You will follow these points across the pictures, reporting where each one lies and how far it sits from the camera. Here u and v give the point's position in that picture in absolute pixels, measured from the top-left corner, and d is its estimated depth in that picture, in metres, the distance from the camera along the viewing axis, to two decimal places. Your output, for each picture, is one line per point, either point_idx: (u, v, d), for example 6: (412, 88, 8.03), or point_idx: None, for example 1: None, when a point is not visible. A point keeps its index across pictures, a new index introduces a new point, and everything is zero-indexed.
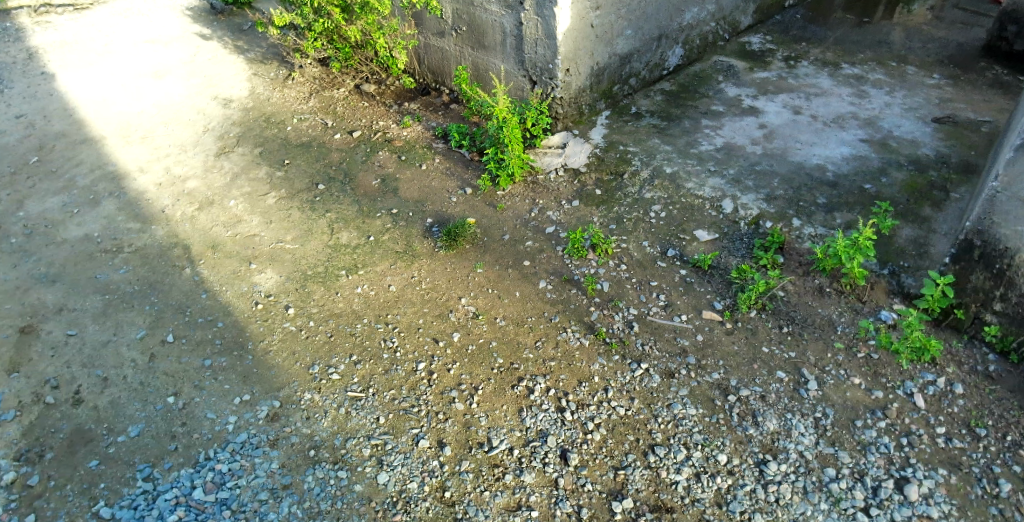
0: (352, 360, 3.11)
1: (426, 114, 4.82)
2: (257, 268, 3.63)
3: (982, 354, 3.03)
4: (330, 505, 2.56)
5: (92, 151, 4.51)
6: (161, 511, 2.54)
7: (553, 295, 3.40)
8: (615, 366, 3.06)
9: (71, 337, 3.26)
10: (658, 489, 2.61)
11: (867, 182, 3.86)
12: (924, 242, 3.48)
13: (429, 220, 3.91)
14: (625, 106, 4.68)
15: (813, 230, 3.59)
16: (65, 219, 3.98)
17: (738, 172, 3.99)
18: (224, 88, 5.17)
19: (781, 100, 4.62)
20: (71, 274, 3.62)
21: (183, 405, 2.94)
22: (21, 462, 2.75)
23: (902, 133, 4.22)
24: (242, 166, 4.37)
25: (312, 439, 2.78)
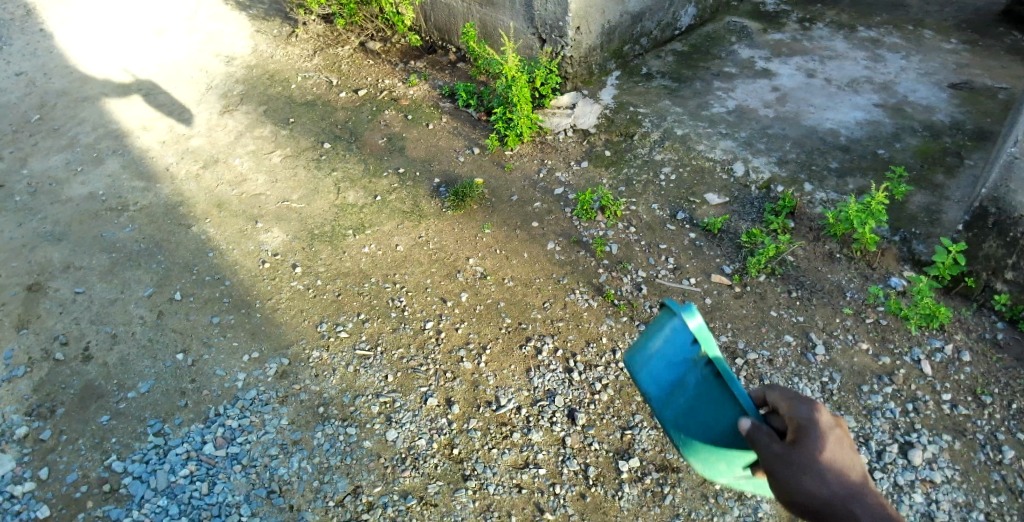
0: (360, 319, 3.11)
1: (433, 73, 4.73)
2: (263, 227, 3.61)
3: (991, 322, 3.02)
4: (340, 461, 2.59)
5: (95, 109, 4.46)
6: (172, 465, 2.58)
7: (562, 257, 3.38)
8: (623, 327, 3.05)
9: (79, 295, 3.26)
10: (664, 449, 2.63)
11: (880, 148, 3.80)
12: (937, 208, 3.44)
13: (436, 179, 3.87)
14: (636, 67, 4.59)
15: (825, 195, 3.54)
16: (69, 176, 3.95)
17: (750, 135, 3.93)
18: (227, 45, 5.08)
19: (795, 62, 4.52)
20: (77, 232, 3.60)
21: (193, 362, 2.95)
22: (33, 417, 2.78)
23: (917, 99, 4.14)
24: (246, 124, 4.32)
25: (321, 397, 2.80)
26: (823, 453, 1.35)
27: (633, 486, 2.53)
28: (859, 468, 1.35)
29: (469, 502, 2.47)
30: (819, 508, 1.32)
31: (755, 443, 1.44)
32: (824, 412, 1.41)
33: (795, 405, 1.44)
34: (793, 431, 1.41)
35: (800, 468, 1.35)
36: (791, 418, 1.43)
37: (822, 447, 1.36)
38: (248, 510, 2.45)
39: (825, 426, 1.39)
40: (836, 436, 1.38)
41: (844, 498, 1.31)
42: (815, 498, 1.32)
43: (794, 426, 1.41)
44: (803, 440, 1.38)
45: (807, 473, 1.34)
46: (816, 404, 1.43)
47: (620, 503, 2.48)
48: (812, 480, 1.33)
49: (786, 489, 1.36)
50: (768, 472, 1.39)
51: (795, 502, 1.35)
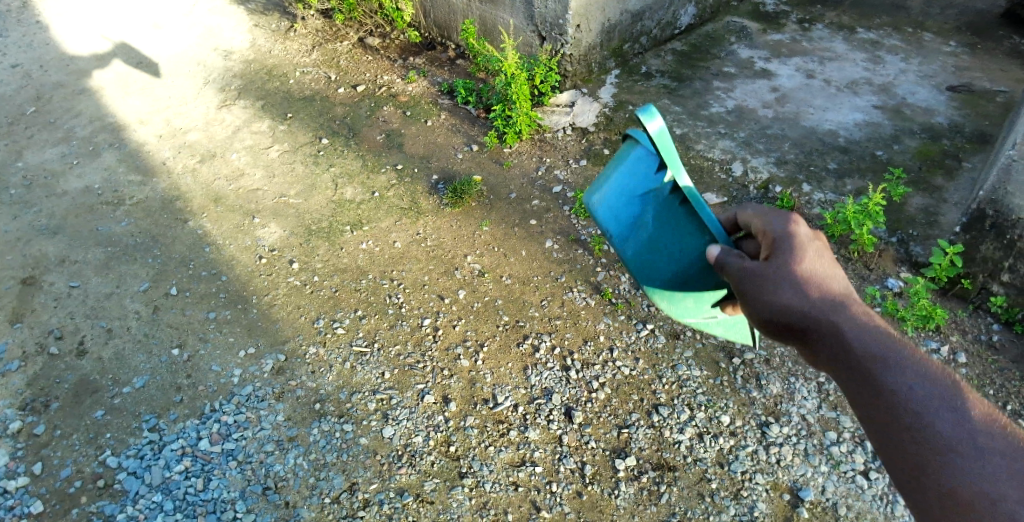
0: (357, 315, 3.10)
1: (432, 69, 4.72)
2: (260, 223, 3.59)
3: (987, 324, 3.03)
4: (336, 458, 2.58)
5: (91, 102, 4.43)
6: (167, 461, 2.57)
7: (560, 255, 3.38)
8: (621, 326, 3.05)
9: (74, 289, 3.25)
10: (661, 447, 2.63)
11: (878, 149, 3.80)
12: (935, 210, 3.45)
13: (435, 176, 3.86)
14: (635, 66, 4.59)
15: (823, 196, 3.55)
16: (65, 169, 3.93)
17: (749, 135, 3.93)
18: (225, 39, 5.06)
19: (795, 63, 4.52)
20: (72, 225, 3.58)
21: (188, 357, 2.94)
22: (27, 411, 2.76)
23: (916, 101, 4.14)
24: (244, 119, 4.30)
25: (318, 393, 2.79)
26: (799, 263, 1.43)
27: (629, 485, 2.53)
28: (835, 273, 1.43)
29: (466, 499, 2.47)
30: (798, 315, 1.39)
31: (729, 266, 1.52)
32: (798, 224, 1.50)
33: (769, 220, 1.53)
34: (769, 247, 1.50)
35: (776, 275, 1.43)
36: (765, 235, 1.53)
37: (795, 254, 1.44)
38: (243, 507, 2.45)
39: (799, 236, 1.47)
40: (811, 246, 1.46)
41: (821, 302, 1.38)
42: (793, 302, 1.40)
43: (769, 240, 1.50)
44: (779, 253, 1.46)
45: (783, 280, 1.42)
46: (789, 215, 1.52)
47: (617, 502, 2.48)
48: (788, 286, 1.41)
49: (764, 300, 1.43)
50: (745, 291, 1.47)
51: (774, 313, 1.42)
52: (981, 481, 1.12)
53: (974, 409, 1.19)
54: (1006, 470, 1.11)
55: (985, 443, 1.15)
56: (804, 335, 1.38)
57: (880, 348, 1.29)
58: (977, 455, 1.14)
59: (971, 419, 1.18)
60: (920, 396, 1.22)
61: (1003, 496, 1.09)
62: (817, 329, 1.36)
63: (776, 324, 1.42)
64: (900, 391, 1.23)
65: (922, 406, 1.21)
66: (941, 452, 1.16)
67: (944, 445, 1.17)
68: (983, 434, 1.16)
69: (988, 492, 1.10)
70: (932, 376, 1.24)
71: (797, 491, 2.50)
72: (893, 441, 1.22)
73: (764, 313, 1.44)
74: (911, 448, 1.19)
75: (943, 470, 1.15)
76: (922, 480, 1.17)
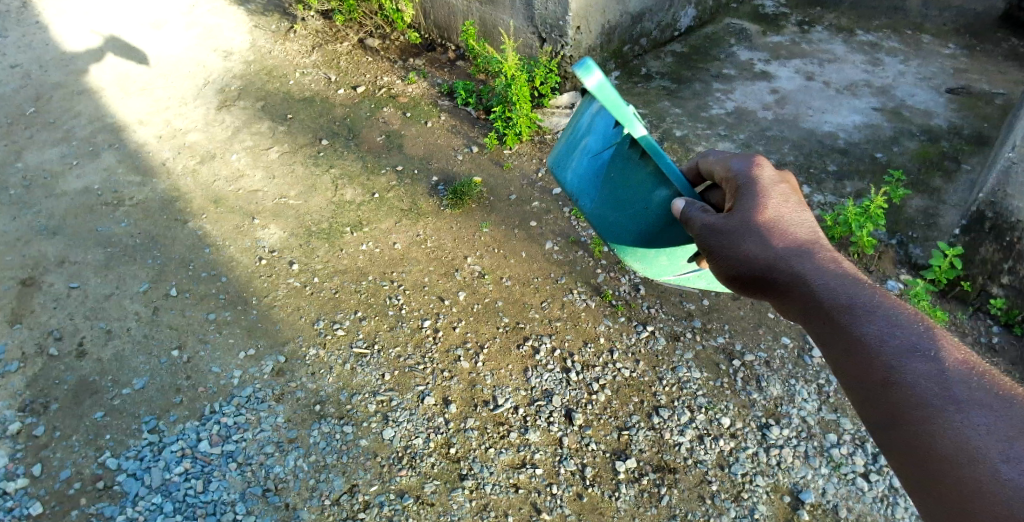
0: (357, 316, 3.10)
1: (432, 70, 4.72)
2: (260, 224, 3.59)
3: (986, 326, 3.04)
4: (336, 459, 2.58)
5: (90, 103, 4.43)
6: (167, 463, 2.57)
7: (560, 257, 3.38)
8: (621, 327, 3.05)
9: (74, 290, 3.24)
10: (661, 450, 2.63)
11: (878, 151, 3.81)
12: (934, 212, 3.45)
13: (435, 178, 3.86)
14: (635, 67, 4.59)
15: (823, 198, 3.55)
16: (65, 170, 3.93)
17: (749, 137, 3.94)
18: (224, 40, 5.06)
19: (794, 65, 4.53)
20: (72, 226, 3.58)
21: (188, 359, 2.94)
22: (26, 412, 2.76)
23: (915, 103, 4.15)
24: (244, 120, 4.30)
25: (318, 395, 2.79)
26: (763, 205, 1.54)
27: (630, 487, 2.53)
28: (796, 212, 1.53)
29: (466, 501, 2.47)
30: (764, 256, 1.47)
31: (697, 215, 1.61)
32: (761, 167, 1.62)
33: (732, 167, 1.65)
34: (735, 195, 1.61)
35: (741, 219, 1.52)
36: (731, 183, 1.65)
37: (759, 198, 1.55)
38: (243, 508, 2.45)
39: (762, 180, 1.59)
40: (773, 188, 1.58)
41: (784, 240, 1.48)
42: (757, 244, 1.48)
43: (736, 189, 1.62)
44: (745, 199, 1.56)
45: (748, 223, 1.51)
46: (752, 159, 1.64)
47: (617, 504, 2.48)
48: (753, 227, 1.51)
49: (731, 244, 1.52)
50: (712, 235, 1.55)
51: (739, 256, 1.50)
52: (942, 400, 1.16)
53: (935, 335, 1.25)
54: (966, 387, 1.15)
55: (945, 366, 1.19)
56: (770, 273, 1.46)
57: (842, 282, 1.37)
58: (937, 376, 1.18)
59: (931, 343, 1.23)
60: (883, 325, 1.27)
61: (965, 414, 1.13)
62: (783, 269, 1.44)
63: (742, 267, 1.50)
64: (867, 321, 1.29)
65: (886, 333, 1.26)
66: (904, 374, 1.21)
67: (907, 369, 1.21)
68: (945, 357, 1.20)
69: (949, 409, 1.14)
70: (893, 306, 1.30)
71: (797, 494, 2.51)
72: (860, 369, 1.26)
73: (731, 257, 1.51)
74: (877, 374, 1.24)
75: (907, 393, 1.19)
76: (889, 404, 1.21)
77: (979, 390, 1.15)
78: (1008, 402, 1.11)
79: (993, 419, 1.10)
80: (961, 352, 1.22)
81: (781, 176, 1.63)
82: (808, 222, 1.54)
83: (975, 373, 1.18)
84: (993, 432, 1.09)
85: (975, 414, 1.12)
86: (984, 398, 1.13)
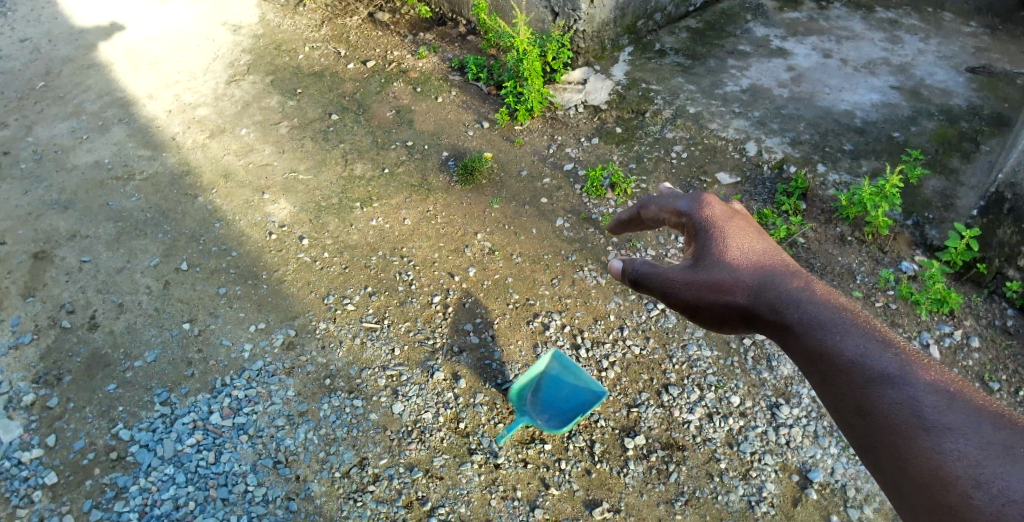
0: (367, 292, 3.10)
1: (442, 45, 4.66)
2: (270, 199, 3.58)
3: (1001, 309, 3.00)
4: (346, 433, 2.59)
5: (100, 77, 4.41)
6: (179, 435, 2.60)
7: (571, 234, 3.35)
8: (631, 305, 3.03)
9: (85, 264, 3.25)
10: (670, 427, 2.63)
11: (895, 130, 3.74)
12: (952, 193, 3.39)
13: (445, 153, 3.83)
14: (649, 43, 4.50)
15: (838, 177, 3.51)
16: (75, 144, 3.92)
17: (764, 115, 3.88)
18: (233, 14, 5.01)
19: (811, 42, 4.44)
20: (82, 200, 3.58)
21: (200, 331, 2.95)
22: (40, 384, 2.79)
23: (935, 82, 4.07)
24: (253, 95, 4.27)
25: (327, 369, 2.80)
26: (720, 249, 1.50)
27: (638, 463, 2.53)
28: (752, 248, 1.48)
29: (475, 476, 2.48)
30: (739, 295, 1.43)
31: (645, 274, 1.60)
32: (713, 208, 1.57)
33: (680, 209, 1.59)
34: (693, 238, 1.56)
35: (702, 270, 1.51)
36: (685, 227, 1.59)
37: (716, 241, 1.51)
38: (255, 480, 2.47)
39: (718, 222, 1.54)
40: (730, 227, 1.53)
41: (749, 275, 1.44)
42: (719, 286, 1.47)
43: (693, 234, 1.56)
44: (702, 243, 1.53)
45: (708, 272, 1.50)
46: (699, 199, 1.59)
47: (625, 480, 2.49)
48: (711, 274, 1.49)
49: (695, 294, 1.52)
50: (671, 291, 1.56)
51: (709, 304, 1.50)
52: (912, 424, 1.10)
53: (909, 357, 1.17)
54: (936, 408, 1.09)
55: (917, 389, 1.12)
56: (745, 308, 1.42)
57: (811, 308, 1.29)
58: (908, 400, 1.12)
59: (903, 366, 1.16)
60: (853, 352, 1.20)
61: (934, 436, 1.08)
62: (754, 302, 1.40)
63: (717, 311, 1.48)
64: (836, 349, 1.22)
65: (857, 361, 1.19)
66: (875, 399, 1.15)
67: (878, 395, 1.15)
68: (916, 378, 1.13)
69: (921, 433, 1.09)
70: (865, 331, 1.22)
71: (806, 473, 2.50)
72: (836, 399, 1.21)
73: (704, 306, 1.51)
74: (852, 403, 1.18)
75: (880, 419, 1.14)
76: (864, 431, 1.17)
77: (951, 410, 1.08)
78: (976, 422, 1.06)
79: (961, 441, 1.05)
80: (934, 371, 1.14)
81: (736, 210, 1.58)
82: (774, 249, 1.47)
83: (948, 393, 1.10)
84: (963, 455, 1.04)
85: (945, 435, 1.07)
86: (953, 420, 1.07)
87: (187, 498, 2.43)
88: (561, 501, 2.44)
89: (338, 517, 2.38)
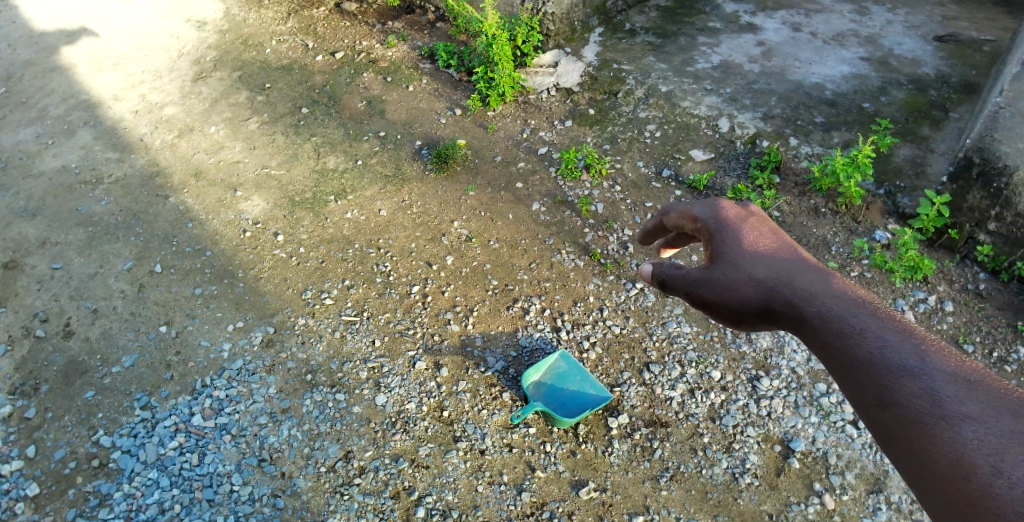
0: (345, 285, 3.08)
1: (411, 33, 4.61)
2: (243, 196, 3.53)
3: (973, 273, 3.06)
4: (329, 427, 2.58)
5: (63, 79, 4.31)
6: (161, 438, 2.57)
7: (547, 217, 3.35)
8: (610, 286, 3.05)
9: (58, 271, 3.19)
10: (653, 405, 2.65)
11: (866, 101, 3.77)
12: (923, 161, 3.43)
13: (418, 142, 3.81)
14: (619, 23, 4.48)
15: (810, 149, 3.53)
16: (41, 150, 3.84)
17: (736, 91, 3.88)
18: (197, 9, 4.92)
19: (781, 16, 4.44)
20: (51, 206, 3.51)
21: (177, 334, 2.91)
22: (17, 395, 2.74)
23: (903, 52, 4.10)
24: (221, 91, 4.20)
25: (309, 364, 2.78)
26: (735, 246, 1.33)
27: (622, 442, 2.55)
28: (775, 248, 1.31)
29: (460, 462, 2.49)
30: (752, 292, 1.27)
31: (670, 275, 1.45)
32: (730, 210, 1.39)
33: (695, 215, 1.42)
34: (707, 242, 1.40)
35: (719, 270, 1.34)
36: (700, 233, 1.42)
37: (730, 240, 1.35)
38: (240, 479, 2.45)
39: (732, 221, 1.38)
40: (749, 227, 1.36)
41: (765, 272, 1.28)
42: (735, 286, 1.31)
43: (708, 238, 1.40)
44: (715, 244, 1.37)
45: (723, 272, 1.33)
46: (715, 202, 1.43)
47: (610, 459, 2.51)
48: (727, 273, 1.32)
49: (711, 294, 1.35)
50: (692, 290, 1.39)
51: (724, 304, 1.34)
52: (931, 415, 0.96)
53: (930, 346, 1.02)
54: (957, 397, 0.95)
55: (937, 379, 0.97)
56: (758, 305, 1.27)
57: (827, 299, 1.15)
58: (928, 390, 0.98)
59: (923, 356, 1.01)
60: (871, 342, 1.06)
61: (955, 425, 0.93)
62: (773, 299, 1.24)
63: (732, 311, 1.32)
64: (854, 339, 1.07)
65: (875, 352, 1.04)
66: (893, 389, 1.01)
67: (897, 387, 1.00)
68: (936, 367, 0.99)
69: (938, 423, 0.95)
70: (884, 322, 1.08)
71: (788, 442, 2.54)
72: (853, 393, 1.06)
73: (719, 306, 1.35)
74: (871, 396, 1.03)
75: (898, 411, 0.99)
76: (880, 426, 1.02)
77: (973, 398, 0.94)
78: (1001, 411, 0.92)
79: (983, 430, 0.91)
80: (959, 360, 0.99)
81: (757, 210, 1.41)
82: (793, 246, 1.31)
83: (971, 381, 0.96)
84: (983, 443, 0.90)
85: (966, 425, 0.92)
86: (975, 408, 0.93)
87: (172, 502, 2.41)
88: (548, 483, 2.45)
89: (326, 511, 2.37)
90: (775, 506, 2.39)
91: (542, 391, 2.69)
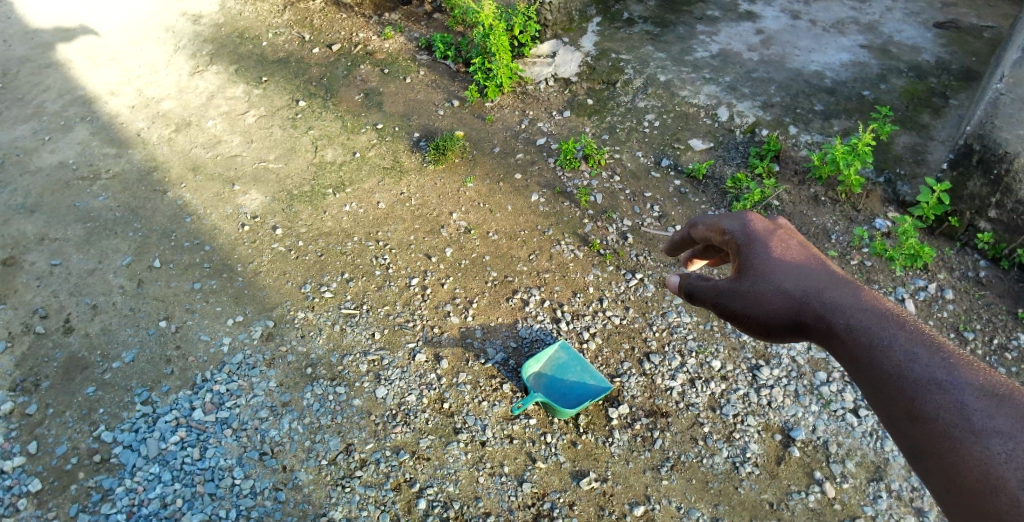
0: (344, 278, 3.07)
1: (408, 25, 4.57)
2: (240, 190, 3.52)
3: (974, 260, 3.05)
4: (330, 420, 2.59)
5: (60, 76, 4.29)
6: (162, 433, 2.57)
7: (546, 208, 3.34)
8: (610, 276, 3.04)
9: (57, 268, 3.18)
10: (654, 395, 2.65)
11: (865, 89, 3.75)
12: (923, 149, 3.42)
13: (416, 133, 3.79)
14: (617, 12, 4.44)
15: (810, 138, 3.52)
16: (38, 146, 3.82)
17: (735, 79, 3.86)
18: (193, 3, 4.89)
19: (780, 4, 4.41)
20: (48, 203, 3.50)
21: (177, 328, 2.91)
22: (17, 392, 2.74)
23: (903, 39, 4.07)
24: (218, 85, 4.18)
25: (308, 357, 2.78)
26: (765, 259, 1.33)
27: (623, 432, 2.55)
28: (805, 263, 1.30)
29: (461, 454, 2.49)
30: (782, 305, 1.27)
31: (699, 288, 1.44)
32: (759, 223, 1.39)
33: (723, 228, 1.43)
34: (735, 256, 1.39)
35: (747, 283, 1.34)
36: (728, 246, 1.42)
37: (759, 253, 1.34)
38: (241, 473, 2.45)
39: (761, 235, 1.37)
40: (777, 241, 1.36)
41: (794, 285, 1.28)
42: (764, 298, 1.30)
43: (736, 252, 1.39)
44: (743, 256, 1.37)
45: (751, 285, 1.33)
46: (742, 216, 1.42)
47: (611, 449, 2.51)
48: (756, 286, 1.32)
49: (738, 306, 1.35)
50: (720, 302, 1.39)
51: (751, 316, 1.33)
52: (959, 429, 0.97)
53: (958, 359, 1.03)
54: (986, 412, 0.96)
55: (966, 394, 0.98)
56: (789, 319, 1.27)
57: (857, 312, 1.16)
58: (957, 406, 0.98)
59: (951, 370, 1.01)
60: (901, 356, 1.06)
61: (984, 439, 0.94)
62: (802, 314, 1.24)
63: (760, 324, 1.32)
64: (883, 353, 1.08)
65: (904, 365, 1.05)
66: (923, 403, 1.01)
67: (927, 402, 1.01)
68: (966, 381, 0.99)
69: (967, 436, 0.96)
70: (912, 336, 1.08)
71: (788, 431, 2.54)
72: (882, 407, 1.07)
73: (745, 317, 1.35)
74: (898, 410, 1.04)
75: (929, 425, 1.00)
76: (909, 441, 1.02)
77: (1002, 413, 0.95)
78: None
79: (1014, 444, 0.92)
80: (988, 375, 1.00)
81: (784, 222, 1.41)
82: (823, 260, 1.31)
83: (1000, 396, 0.97)
84: (1013, 459, 0.91)
85: (994, 440, 0.93)
86: (1004, 424, 0.94)
87: (174, 496, 2.41)
88: (549, 474, 2.45)
89: (327, 504, 2.37)
90: (775, 495, 2.39)
91: (544, 382, 2.70)
